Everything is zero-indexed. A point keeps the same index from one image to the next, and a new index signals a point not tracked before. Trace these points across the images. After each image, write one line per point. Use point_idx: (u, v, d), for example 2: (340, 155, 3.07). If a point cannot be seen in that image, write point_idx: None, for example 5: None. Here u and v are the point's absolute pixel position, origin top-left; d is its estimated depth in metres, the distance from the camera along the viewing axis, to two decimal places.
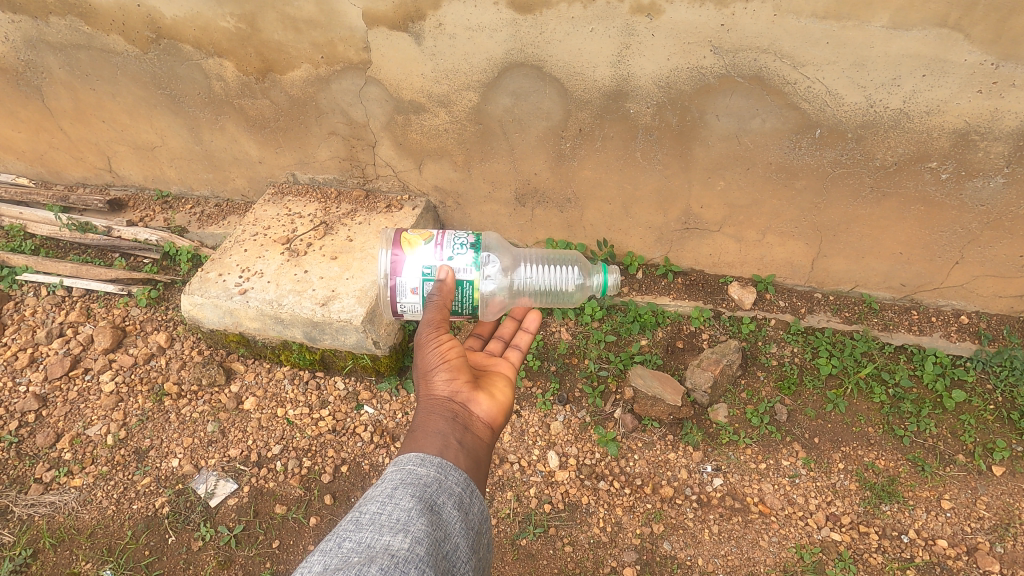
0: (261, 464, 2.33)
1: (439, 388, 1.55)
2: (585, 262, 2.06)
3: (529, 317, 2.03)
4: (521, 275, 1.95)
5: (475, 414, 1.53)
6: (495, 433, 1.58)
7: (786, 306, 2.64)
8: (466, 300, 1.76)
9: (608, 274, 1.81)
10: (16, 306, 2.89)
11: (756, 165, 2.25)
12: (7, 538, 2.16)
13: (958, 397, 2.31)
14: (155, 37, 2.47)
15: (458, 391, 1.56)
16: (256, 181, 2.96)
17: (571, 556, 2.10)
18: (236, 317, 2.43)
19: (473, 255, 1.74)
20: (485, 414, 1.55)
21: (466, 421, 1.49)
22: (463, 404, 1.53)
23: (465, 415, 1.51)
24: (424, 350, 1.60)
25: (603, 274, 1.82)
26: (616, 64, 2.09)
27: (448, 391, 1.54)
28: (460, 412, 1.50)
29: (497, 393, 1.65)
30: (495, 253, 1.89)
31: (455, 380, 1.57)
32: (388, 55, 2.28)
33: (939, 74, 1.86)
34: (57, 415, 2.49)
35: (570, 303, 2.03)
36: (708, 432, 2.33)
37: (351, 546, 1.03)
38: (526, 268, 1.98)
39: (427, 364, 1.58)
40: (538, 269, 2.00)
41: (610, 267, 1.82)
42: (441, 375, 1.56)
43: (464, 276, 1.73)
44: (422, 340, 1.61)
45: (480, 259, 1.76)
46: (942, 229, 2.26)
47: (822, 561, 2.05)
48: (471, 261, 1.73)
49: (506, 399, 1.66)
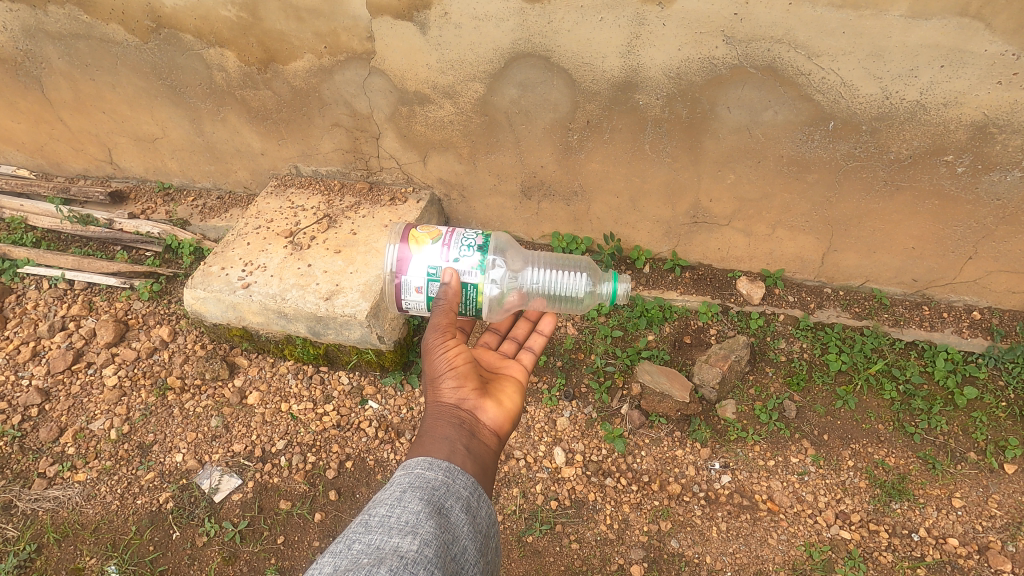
0: (265, 460, 2.32)
1: (445, 395, 1.53)
2: (596, 273, 2.05)
3: (544, 320, 2.05)
4: (528, 277, 1.90)
5: (481, 422, 1.51)
6: (502, 441, 1.56)
7: (796, 302, 2.60)
8: (469, 303, 1.72)
9: (618, 284, 1.82)
10: (17, 299, 2.87)
11: (766, 158, 2.21)
12: (12, 533, 2.16)
13: (970, 394, 2.28)
14: (155, 27, 2.43)
15: (465, 398, 1.54)
16: (258, 173, 2.92)
17: (578, 553, 2.09)
18: (240, 312, 2.41)
19: (480, 257, 1.68)
20: (492, 421, 1.53)
21: (473, 428, 1.47)
22: (470, 411, 1.52)
23: (472, 422, 1.49)
24: (431, 357, 1.59)
25: (611, 283, 1.82)
26: (625, 55, 2.04)
27: (455, 398, 1.53)
28: (466, 419, 1.49)
29: (504, 400, 1.63)
30: (503, 255, 1.84)
31: (462, 386, 1.55)
32: (392, 45, 2.24)
33: (958, 64, 1.81)
34: (61, 409, 2.48)
35: (577, 309, 1.97)
36: (716, 428, 2.31)
37: (360, 548, 1.01)
38: (534, 271, 1.94)
39: (434, 371, 1.57)
40: (547, 273, 1.96)
41: (621, 277, 1.83)
42: (447, 381, 1.55)
43: (469, 279, 1.68)
44: (429, 345, 1.60)
45: (487, 261, 1.70)
46: (956, 224, 2.22)
47: (831, 559, 2.03)
48: (477, 264, 1.67)
49: (514, 407, 1.64)
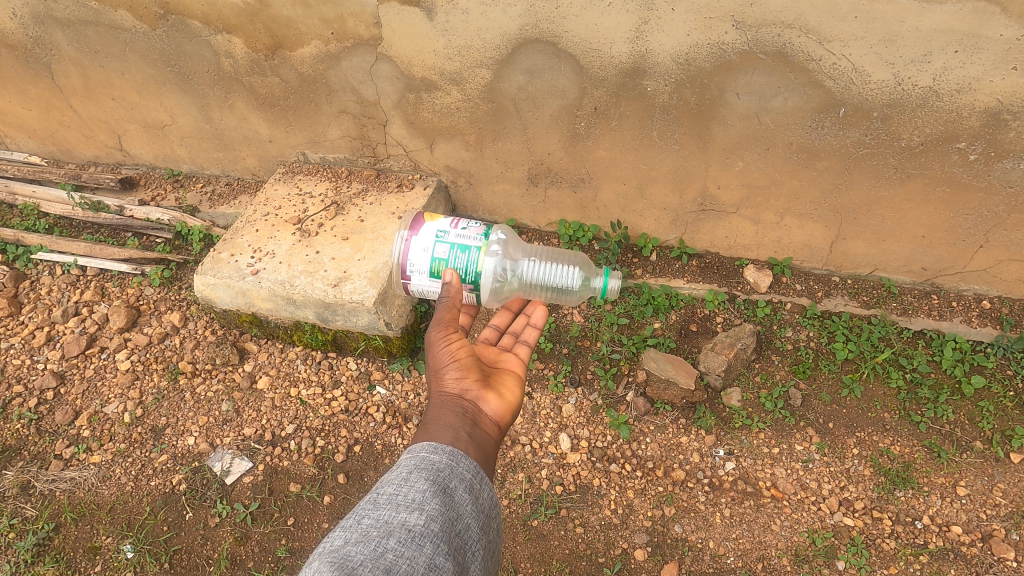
0: (275, 444, 2.35)
1: (447, 386, 1.55)
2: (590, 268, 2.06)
3: (538, 312, 2.03)
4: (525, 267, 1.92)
5: (483, 412, 1.52)
6: (504, 432, 1.57)
7: (803, 290, 2.59)
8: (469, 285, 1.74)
9: (609, 277, 1.82)
10: (32, 284, 2.91)
11: (776, 145, 2.19)
12: (30, 512, 2.21)
13: (977, 383, 2.28)
14: (163, 13, 2.44)
15: (467, 389, 1.55)
16: (266, 160, 2.93)
17: (582, 537, 2.11)
18: (249, 298, 2.44)
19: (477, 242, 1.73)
20: (494, 413, 1.54)
21: (476, 418, 1.48)
22: (473, 402, 1.53)
23: (474, 411, 1.50)
24: (434, 349, 1.60)
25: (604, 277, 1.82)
26: (633, 41, 2.03)
27: (458, 389, 1.54)
28: (469, 408, 1.50)
29: (505, 393, 1.64)
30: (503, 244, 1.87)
31: (465, 378, 1.57)
32: (399, 31, 2.23)
33: (972, 49, 1.79)
34: (75, 393, 2.53)
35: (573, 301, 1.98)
36: (721, 416, 2.32)
37: (370, 523, 1.04)
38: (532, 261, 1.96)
39: (437, 362, 1.58)
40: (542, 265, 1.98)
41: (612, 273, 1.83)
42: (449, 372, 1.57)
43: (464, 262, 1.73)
44: (432, 338, 1.62)
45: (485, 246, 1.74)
46: (967, 212, 2.20)
47: (834, 545, 2.05)
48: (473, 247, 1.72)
49: (515, 399, 1.65)
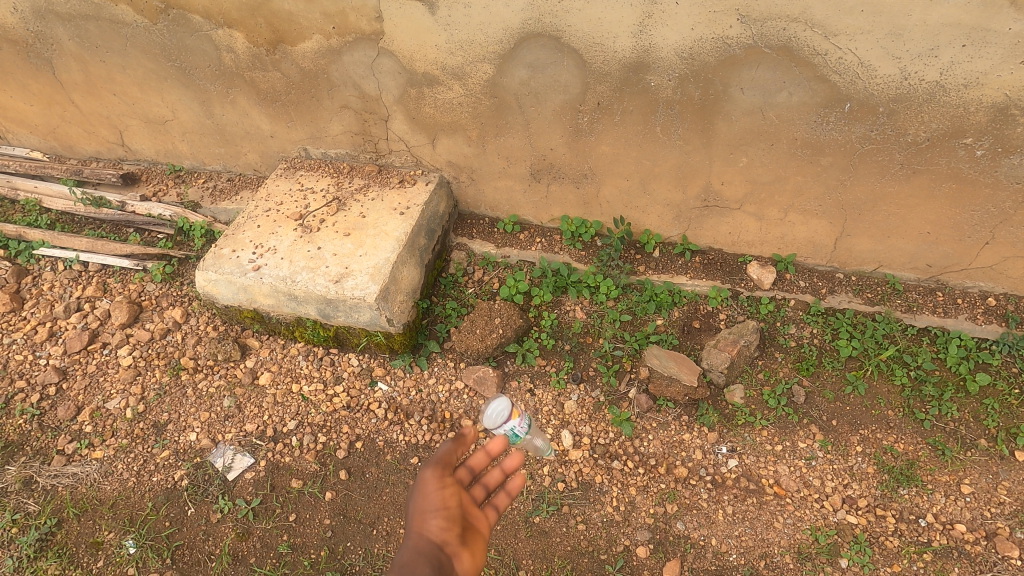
0: (277, 439, 2.35)
1: (428, 533, 1.68)
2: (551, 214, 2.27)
3: (514, 478, 2.06)
4: None
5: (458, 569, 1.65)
6: None
7: (807, 287, 2.56)
8: None
9: None
10: (34, 280, 2.91)
11: (780, 140, 2.17)
12: (33, 508, 2.22)
13: (982, 381, 2.26)
14: (164, 7, 2.43)
15: (446, 541, 1.71)
16: (267, 155, 2.92)
17: (584, 534, 2.11)
18: (251, 294, 2.43)
19: None
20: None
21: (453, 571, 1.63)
22: (449, 558, 1.66)
23: (450, 567, 1.63)
24: (424, 495, 1.74)
25: None
26: (637, 35, 2.02)
27: (435, 539, 1.69)
28: (446, 565, 1.64)
29: (476, 551, 1.78)
30: None
31: (447, 533, 1.72)
32: (401, 25, 2.22)
33: (980, 44, 1.78)
34: (78, 388, 2.53)
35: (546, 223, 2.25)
36: (724, 413, 2.31)
37: None
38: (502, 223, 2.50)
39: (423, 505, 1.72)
40: None
41: None
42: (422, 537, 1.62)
43: None
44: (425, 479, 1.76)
45: None
46: (973, 208, 2.18)
47: (837, 543, 2.04)
48: None
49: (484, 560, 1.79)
